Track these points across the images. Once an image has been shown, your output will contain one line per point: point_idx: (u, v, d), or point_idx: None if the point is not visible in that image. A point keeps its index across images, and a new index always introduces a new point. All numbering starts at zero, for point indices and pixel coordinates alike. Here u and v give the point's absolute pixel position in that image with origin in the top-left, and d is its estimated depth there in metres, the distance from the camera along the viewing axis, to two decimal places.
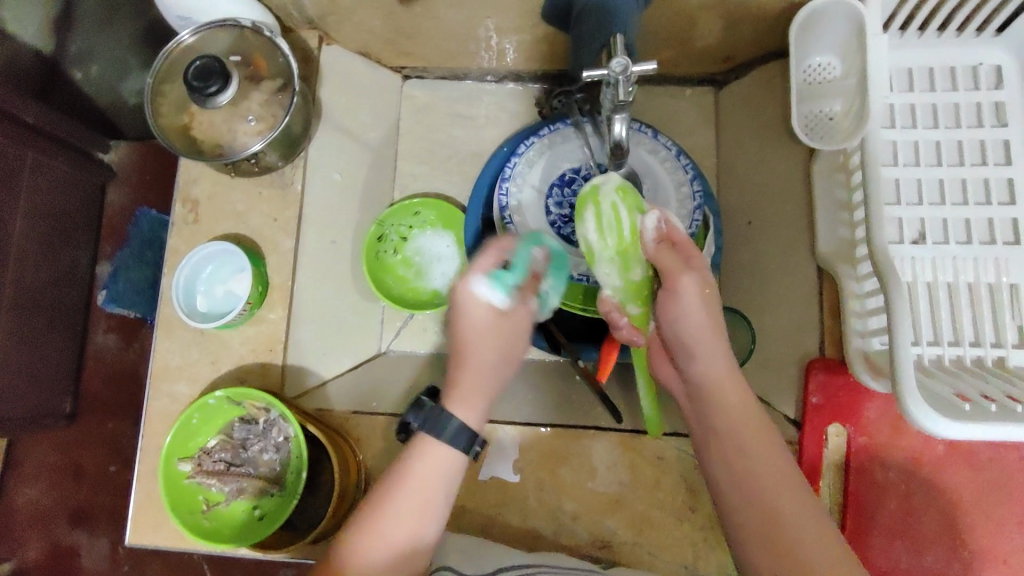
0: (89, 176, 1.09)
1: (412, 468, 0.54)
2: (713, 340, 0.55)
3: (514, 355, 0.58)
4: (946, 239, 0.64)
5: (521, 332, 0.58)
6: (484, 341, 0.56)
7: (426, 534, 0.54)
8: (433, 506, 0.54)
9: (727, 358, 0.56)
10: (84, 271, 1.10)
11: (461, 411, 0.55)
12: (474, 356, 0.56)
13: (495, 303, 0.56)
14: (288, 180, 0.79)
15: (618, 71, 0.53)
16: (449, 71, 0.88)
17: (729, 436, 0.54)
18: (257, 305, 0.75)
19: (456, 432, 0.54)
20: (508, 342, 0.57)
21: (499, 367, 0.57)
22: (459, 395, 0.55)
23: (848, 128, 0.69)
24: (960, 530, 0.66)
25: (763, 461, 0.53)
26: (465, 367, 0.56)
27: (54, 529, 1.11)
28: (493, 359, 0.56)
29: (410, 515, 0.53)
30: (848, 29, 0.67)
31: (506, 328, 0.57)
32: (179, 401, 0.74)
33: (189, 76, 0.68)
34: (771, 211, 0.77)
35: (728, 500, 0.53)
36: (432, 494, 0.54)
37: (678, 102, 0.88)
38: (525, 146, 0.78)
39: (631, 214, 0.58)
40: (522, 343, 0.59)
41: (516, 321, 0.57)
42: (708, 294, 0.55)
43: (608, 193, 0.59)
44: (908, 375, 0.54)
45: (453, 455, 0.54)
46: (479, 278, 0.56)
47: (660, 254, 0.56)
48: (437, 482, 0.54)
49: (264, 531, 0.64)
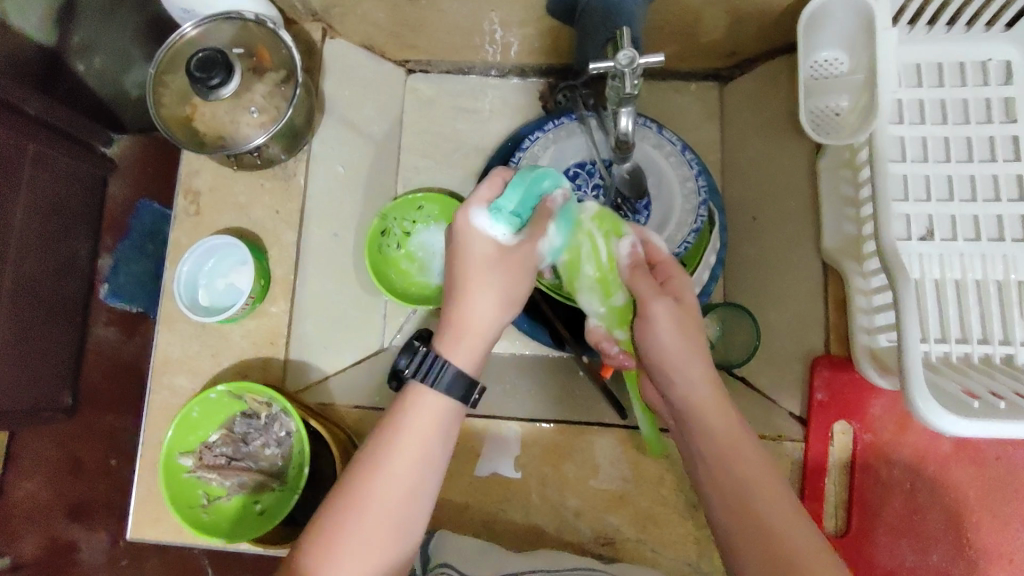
0: (89, 168, 1.08)
1: (409, 418, 0.52)
2: (696, 363, 0.54)
3: (516, 298, 0.56)
4: (954, 236, 0.64)
5: (523, 272, 0.57)
6: (482, 277, 0.55)
7: (424, 490, 0.52)
8: (431, 455, 0.52)
9: (711, 382, 0.55)
10: (84, 263, 1.10)
11: (461, 354, 0.54)
12: (472, 294, 0.54)
13: (492, 238, 0.56)
14: (291, 173, 0.78)
15: (623, 64, 0.52)
16: (453, 65, 0.88)
17: (717, 454, 0.53)
18: (259, 299, 0.74)
19: (452, 378, 0.52)
20: (511, 280, 0.55)
21: (500, 310, 0.55)
22: (454, 335, 0.54)
23: (855, 122, 0.68)
24: (966, 529, 0.65)
25: (753, 480, 0.51)
26: (460, 308, 0.54)
27: (52, 523, 1.11)
28: (493, 297, 0.54)
29: (408, 469, 0.51)
30: (856, 23, 0.67)
31: (507, 268, 0.56)
32: (179, 394, 0.73)
33: (191, 67, 0.67)
34: (777, 207, 0.76)
35: (720, 517, 0.52)
36: (430, 444, 0.52)
37: (684, 97, 0.87)
38: (530, 140, 0.77)
39: (607, 242, 0.60)
40: (525, 287, 0.57)
41: (517, 261, 0.56)
42: (685, 321, 0.55)
43: (585, 219, 0.61)
44: (916, 371, 0.54)
45: (450, 403, 0.53)
46: (479, 209, 0.56)
47: (633, 279, 0.57)
48: (435, 429, 0.52)
49: (265, 526, 0.64)
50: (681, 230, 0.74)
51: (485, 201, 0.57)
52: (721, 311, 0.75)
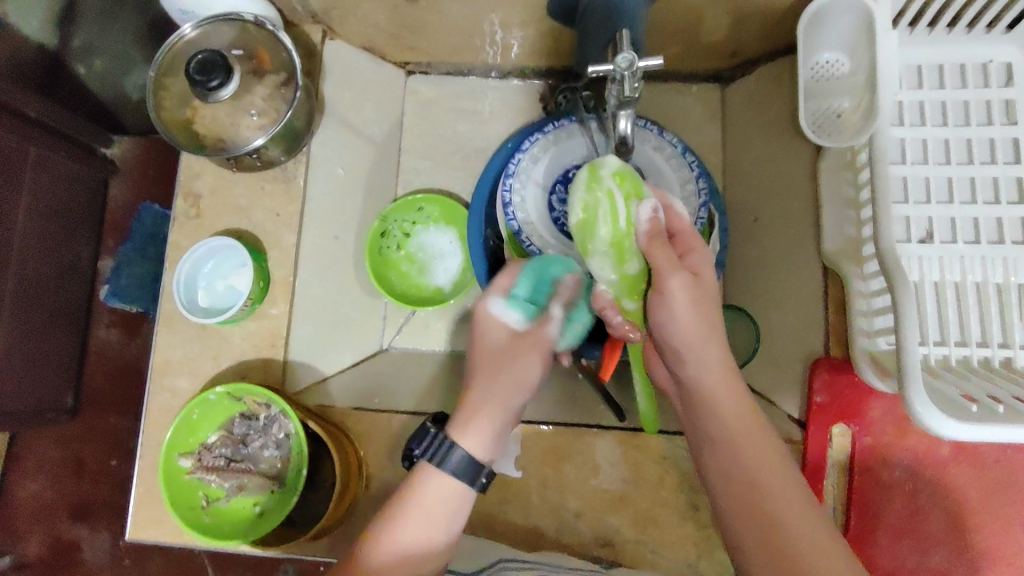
0: (90, 170, 1.09)
1: (417, 500, 0.54)
2: (710, 346, 0.54)
3: (524, 382, 0.57)
4: (954, 238, 0.64)
5: (534, 351, 0.58)
6: (494, 365, 0.57)
7: (426, 563, 0.54)
8: (436, 537, 0.54)
9: (725, 368, 0.55)
10: (87, 266, 1.11)
11: (469, 439, 0.55)
12: (483, 381, 0.57)
13: (507, 322, 0.59)
14: (290, 175, 0.78)
15: (622, 67, 0.52)
16: (453, 66, 0.88)
17: (729, 445, 0.53)
18: (258, 300, 0.75)
19: (461, 461, 0.54)
20: (523, 365, 0.57)
21: (512, 392, 0.57)
22: (465, 417, 0.56)
23: (856, 124, 0.68)
24: (966, 531, 0.65)
25: (764, 474, 0.51)
26: (473, 393, 0.57)
27: (54, 523, 1.11)
28: (502, 383, 0.57)
29: (411, 546, 0.53)
30: (857, 24, 0.67)
31: (517, 351, 0.58)
32: (180, 396, 0.74)
33: (191, 69, 0.67)
34: (777, 208, 0.76)
35: (727, 510, 0.52)
36: (436, 526, 0.54)
37: (684, 98, 0.87)
38: (530, 142, 0.77)
39: (627, 203, 0.57)
40: (535, 370, 0.58)
41: (529, 343, 0.58)
42: (701, 300, 0.54)
43: (605, 175, 0.58)
44: (915, 374, 0.54)
45: (458, 486, 0.55)
46: (497, 299, 0.60)
47: (652, 249, 0.54)
48: (442, 512, 0.54)
49: (263, 528, 0.64)
50: None
51: (502, 289, 0.61)
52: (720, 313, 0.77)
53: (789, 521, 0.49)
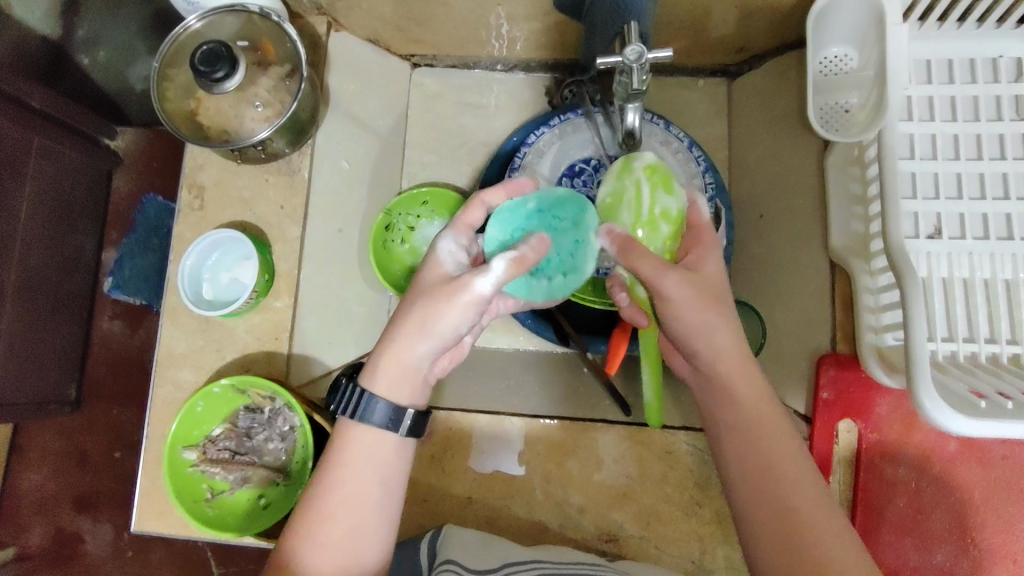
0: (95, 162, 1.08)
1: (340, 462, 0.51)
2: (722, 331, 0.53)
3: (434, 333, 0.50)
4: (963, 234, 0.64)
5: (454, 302, 0.50)
6: (407, 305, 0.52)
7: (365, 525, 0.51)
8: (368, 498, 0.51)
9: (741, 356, 0.54)
10: (90, 256, 1.10)
11: (379, 388, 0.51)
12: (395, 322, 0.52)
13: (442, 263, 0.53)
14: (295, 168, 0.77)
15: (632, 59, 0.52)
16: (459, 60, 0.87)
17: (741, 431, 0.53)
18: (262, 293, 0.74)
19: (379, 410, 0.51)
20: (435, 309, 0.50)
21: (417, 335, 0.51)
22: (375, 362, 0.52)
23: (864, 120, 0.67)
24: (970, 529, 0.65)
25: (776, 461, 0.51)
26: (384, 336, 0.52)
27: (58, 514, 1.11)
28: (408, 330, 0.51)
29: (344, 508, 0.50)
30: (867, 16, 0.66)
31: (434, 292, 0.51)
32: (183, 388, 0.74)
33: (195, 61, 0.67)
34: (784, 205, 0.76)
35: (744, 505, 0.51)
36: (367, 482, 0.51)
37: (691, 93, 0.87)
38: (536, 135, 0.77)
39: (652, 193, 0.61)
40: (450, 317, 0.50)
41: (447, 289, 0.50)
42: (704, 292, 0.53)
43: (637, 166, 0.62)
44: (923, 369, 0.54)
45: (386, 437, 0.52)
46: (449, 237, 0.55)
47: (633, 260, 0.53)
48: (369, 466, 0.52)
49: (260, 525, 0.65)
50: None
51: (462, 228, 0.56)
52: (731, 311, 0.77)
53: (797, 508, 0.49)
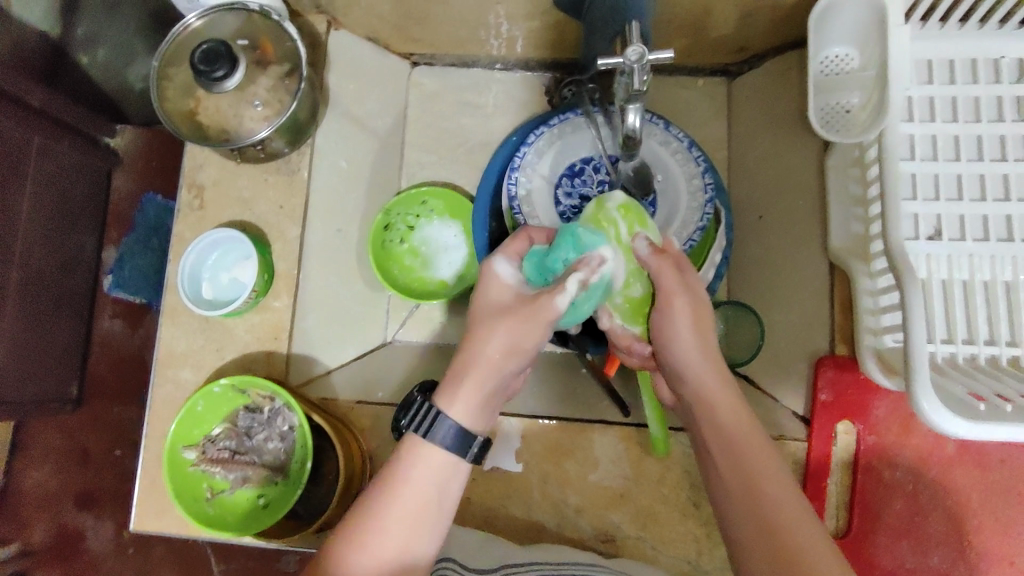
0: (95, 160, 1.09)
1: (407, 479, 0.50)
2: (705, 359, 0.55)
3: (520, 349, 0.52)
4: (962, 236, 0.63)
5: (539, 321, 0.52)
6: (490, 323, 0.53)
7: (426, 547, 0.50)
8: (425, 519, 0.50)
9: (720, 372, 0.55)
10: (90, 255, 1.11)
11: (457, 407, 0.51)
12: (474, 340, 0.52)
13: (512, 286, 0.55)
14: (294, 167, 0.77)
15: (633, 60, 0.52)
16: (458, 59, 0.87)
17: (720, 437, 0.53)
18: (262, 293, 0.74)
19: (449, 432, 0.50)
20: (520, 327, 0.52)
21: (501, 352, 0.52)
22: (453, 383, 0.52)
23: (865, 120, 0.67)
24: (968, 531, 0.65)
25: (763, 472, 0.51)
26: (461, 356, 0.52)
27: (60, 511, 1.12)
28: (492, 345, 0.52)
29: (408, 526, 0.49)
30: (868, 17, 0.66)
31: (517, 311, 0.52)
32: (183, 388, 0.74)
33: (195, 60, 0.67)
34: (783, 205, 0.76)
35: (729, 513, 0.51)
36: (426, 504, 0.50)
37: (691, 93, 0.86)
38: (535, 135, 0.76)
39: (631, 228, 0.61)
40: (534, 335, 0.52)
41: (531, 308, 0.52)
42: (701, 319, 0.56)
43: (612, 207, 0.61)
44: (923, 371, 0.54)
45: (450, 459, 0.51)
46: (505, 263, 0.56)
47: (658, 275, 0.57)
48: (434, 488, 0.50)
49: (275, 516, 0.64)
50: (686, 229, 0.73)
51: (515, 255, 0.57)
52: (726, 311, 0.75)
53: (781, 517, 0.48)
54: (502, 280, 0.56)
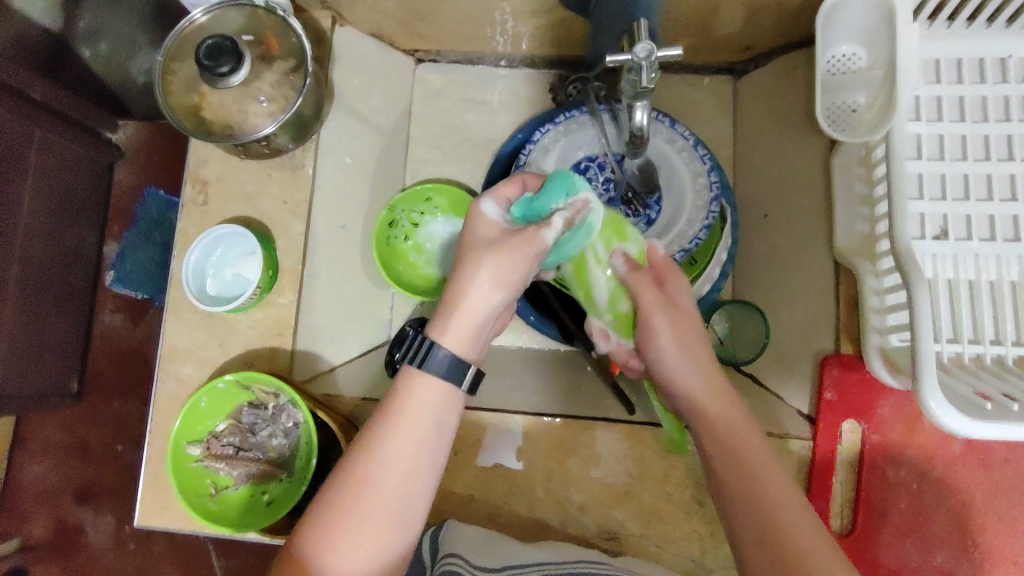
0: (97, 155, 1.08)
1: (400, 408, 0.51)
2: (694, 373, 0.57)
3: (507, 281, 0.53)
4: (969, 236, 0.64)
5: (524, 253, 0.53)
6: (478, 256, 0.53)
7: (422, 475, 0.50)
8: (422, 451, 0.50)
9: (710, 377, 0.57)
10: (91, 250, 1.10)
11: (449, 338, 0.52)
12: (462, 273, 0.53)
13: (499, 223, 0.55)
14: (299, 163, 0.77)
15: (641, 57, 0.51)
16: (463, 56, 0.87)
17: (720, 445, 0.54)
18: (266, 289, 0.74)
19: (445, 360, 0.51)
20: (507, 259, 0.52)
21: (489, 285, 0.52)
22: (443, 318, 0.52)
23: (871, 119, 0.67)
24: (973, 530, 0.65)
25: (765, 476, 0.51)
26: (450, 291, 0.53)
27: (59, 506, 1.12)
28: (480, 278, 0.52)
29: (403, 456, 0.49)
30: (876, 16, 0.66)
31: (503, 242, 0.53)
32: (186, 383, 0.73)
33: (200, 55, 0.66)
34: (788, 203, 0.76)
35: (733, 515, 0.51)
36: (423, 436, 0.50)
37: (696, 91, 0.86)
38: (540, 132, 0.76)
39: (607, 247, 0.61)
40: (522, 264, 0.53)
41: (517, 241, 0.53)
42: (683, 333, 0.59)
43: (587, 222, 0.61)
44: (930, 370, 0.54)
45: (445, 387, 0.51)
46: (492, 204, 0.56)
47: (638, 291, 0.60)
48: (428, 417, 0.51)
49: (274, 516, 0.65)
50: (692, 226, 0.73)
51: (502, 198, 0.57)
52: (731, 308, 0.77)
53: (781, 521, 0.48)
54: (488, 216, 0.56)
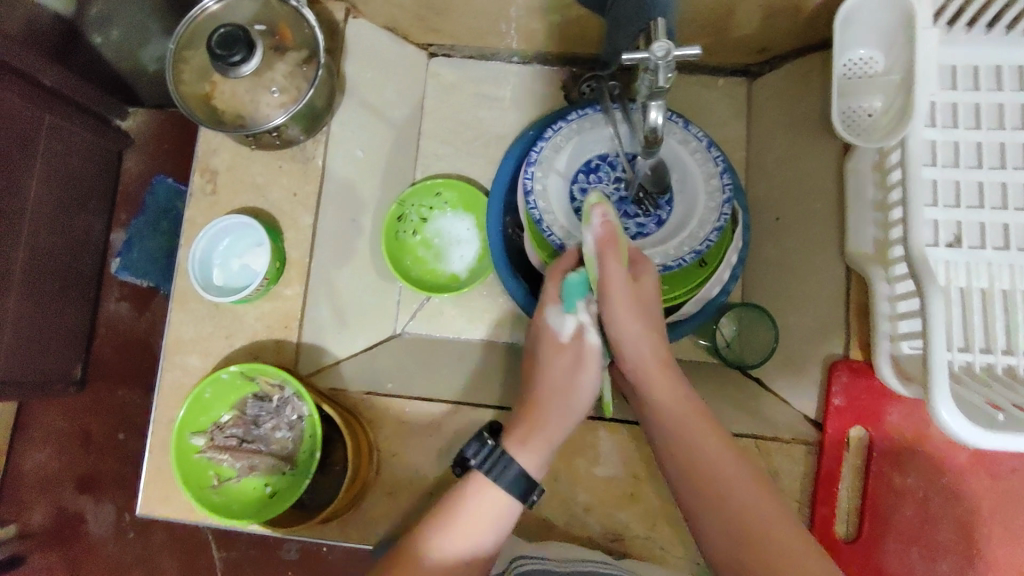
0: (105, 143, 1.09)
1: (480, 492, 0.56)
2: (645, 341, 0.59)
3: (579, 396, 0.61)
4: (982, 244, 0.63)
5: (591, 370, 0.62)
6: (553, 373, 0.61)
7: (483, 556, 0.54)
8: (491, 522, 0.55)
9: (654, 347, 0.59)
10: (98, 237, 1.11)
11: (527, 454, 0.58)
12: (540, 392, 0.61)
13: (568, 337, 0.62)
14: (309, 155, 0.77)
15: (658, 56, 0.51)
16: (476, 51, 0.86)
17: (668, 420, 0.57)
18: (273, 281, 0.74)
19: (514, 476, 0.56)
20: (577, 379, 0.61)
21: (567, 402, 0.61)
22: (525, 427, 0.60)
23: (887, 124, 0.66)
24: (976, 540, 0.65)
25: (711, 458, 0.55)
26: (532, 411, 0.60)
27: (60, 494, 1.11)
28: (557, 394, 0.61)
29: (477, 518, 0.55)
30: (895, 21, 0.65)
31: (573, 366, 0.61)
32: (191, 373, 0.73)
33: (213, 44, 0.66)
34: (800, 207, 0.75)
35: (700, 520, 0.53)
36: (495, 510, 0.56)
37: (711, 92, 0.86)
38: (553, 130, 0.75)
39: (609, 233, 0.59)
40: (588, 382, 0.61)
41: (585, 360, 0.62)
42: (640, 301, 0.58)
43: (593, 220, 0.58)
44: (941, 378, 0.53)
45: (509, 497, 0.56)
46: (555, 308, 0.63)
47: (607, 257, 0.57)
48: (499, 509, 0.56)
49: (281, 505, 0.64)
50: (703, 229, 0.71)
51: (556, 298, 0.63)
52: (746, 314, 0.77)
53: (751, 524, 0.51)
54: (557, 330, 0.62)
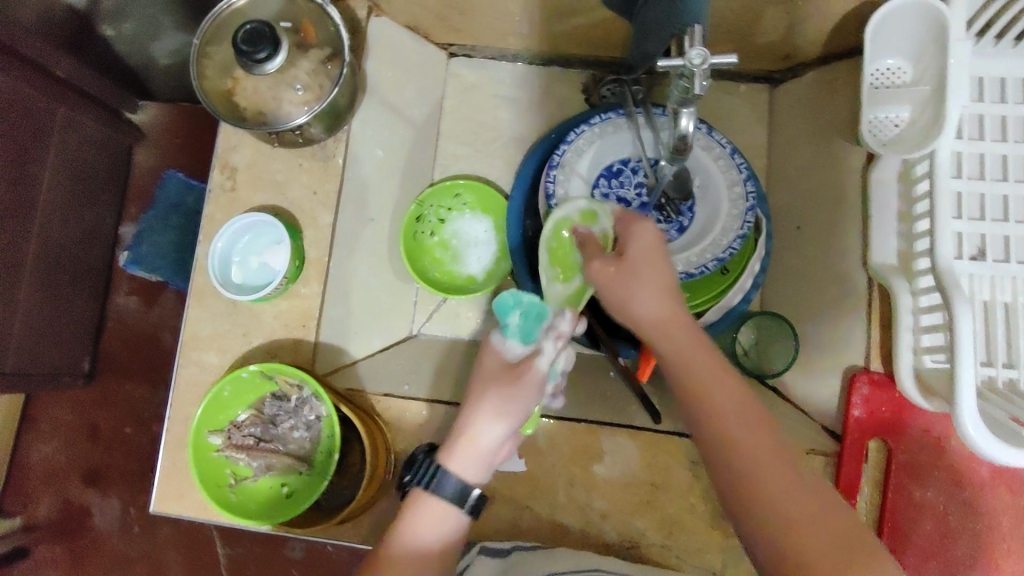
0: (119, 137, 1.08)
1: (421, 508, 0.51)
2: (643, 296, 0.53)
3: (512, 411, 0.51)
4: (1006, 258, 0.63)
5: (525, 382, 0.52)
6: (483, 384, 0.53)
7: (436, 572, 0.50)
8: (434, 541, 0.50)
9: (661, 296, 0.53)
10: (108, 230, 1.10)
11: (454, 467, 0.51)
12: (467, 403, 0.53)
13: (504, 352, 0.54)
14: (329, 154, 0.76)
15: (695, 63, 0.50)
16: (497, 52, 0.86)
17: (687, 376, 0.50)
18: (292, 279, 0.73)
19: (451, 485, 0.50)
20: (505, 394, 0.51)
21: (495, 415, 0.51)
22: (451, 443, 0.52)
23: (915, 137, 0.66)
24: (993, 555, 0.65)
25: (738, 423, 0.47)
26: (459, 423, 0.52)
27: (67, 486, 1.11)
28: (484, 409, 0.51)
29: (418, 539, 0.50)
30: (926, 31, 0.65)
31: (506, 378, 0.52)
32: (208, 371, 0.72)
33: (238, 39, 0.65)
34: (821, 216, 0.75)
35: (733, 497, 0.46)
36: (438, 527, 0.51)
37: (732, 98, 0.85)
38: (575, 133, 0.74)
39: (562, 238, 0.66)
40: (524, 402, 0.51)
41: (518, 375, 0.52)
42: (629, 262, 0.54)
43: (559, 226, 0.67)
44: (968, 394, 0.53)
45: (450, 509, 0.51)
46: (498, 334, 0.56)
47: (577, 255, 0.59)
48: (440, 522, 0.51)
49: (291, 509, 0.63)
50: (726, 235, 0.71)
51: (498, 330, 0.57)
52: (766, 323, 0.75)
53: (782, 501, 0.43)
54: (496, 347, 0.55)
